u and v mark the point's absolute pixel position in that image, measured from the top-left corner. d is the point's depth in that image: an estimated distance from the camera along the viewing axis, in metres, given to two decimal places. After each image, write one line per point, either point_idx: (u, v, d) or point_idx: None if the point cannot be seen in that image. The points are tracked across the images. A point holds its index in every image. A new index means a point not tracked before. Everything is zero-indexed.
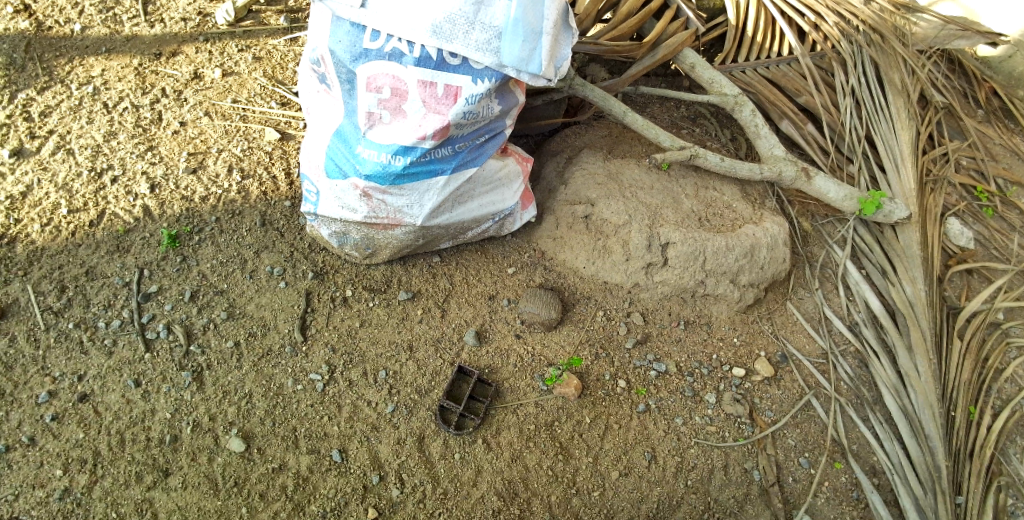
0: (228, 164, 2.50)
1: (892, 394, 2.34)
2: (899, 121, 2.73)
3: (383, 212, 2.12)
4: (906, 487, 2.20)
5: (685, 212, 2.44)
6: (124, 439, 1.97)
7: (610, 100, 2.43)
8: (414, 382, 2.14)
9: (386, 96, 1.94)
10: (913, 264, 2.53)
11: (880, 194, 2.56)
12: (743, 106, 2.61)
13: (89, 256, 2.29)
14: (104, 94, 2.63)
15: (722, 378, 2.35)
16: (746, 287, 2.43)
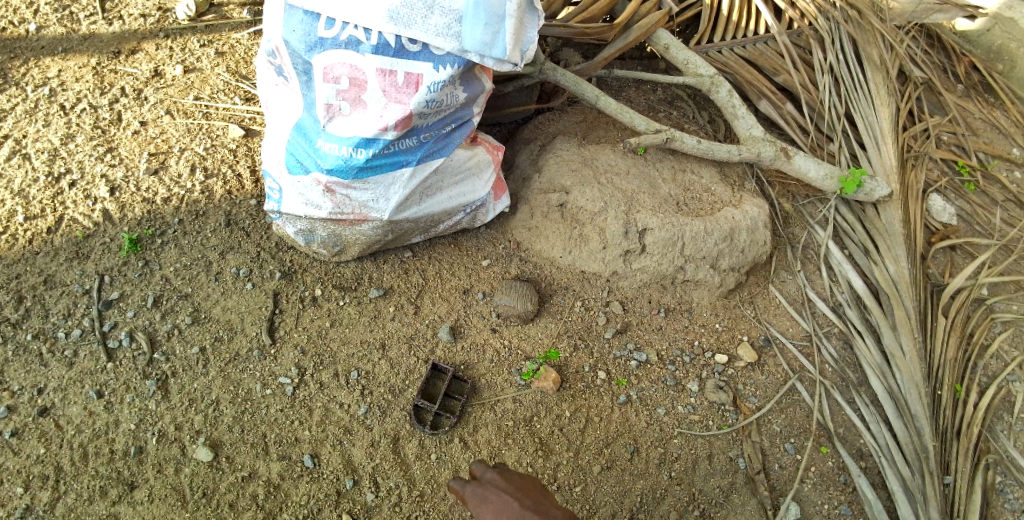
0: (191, 164, 2.41)
1: (877, 376, 2.30)
2: (878, 97, 2.68)
3: (348, 207, 2.05)
4: (894, 469, 2.16)
5: (662, 197, 2.38)
6: (86, 453, 1.89)
7: (582, 85, 2.37)
8: (388, 381, 2.08)
9: (344, 87, 1.87)
10: (896, 241, 2.48)
11: (860, 172, 2.50)
12: (720, 86, 2.55)
13: (47, 264, 2.19)
14: (61, 96, 2.53)
15: (705, 365, 2.30)
16: (727, 271, 2.38)
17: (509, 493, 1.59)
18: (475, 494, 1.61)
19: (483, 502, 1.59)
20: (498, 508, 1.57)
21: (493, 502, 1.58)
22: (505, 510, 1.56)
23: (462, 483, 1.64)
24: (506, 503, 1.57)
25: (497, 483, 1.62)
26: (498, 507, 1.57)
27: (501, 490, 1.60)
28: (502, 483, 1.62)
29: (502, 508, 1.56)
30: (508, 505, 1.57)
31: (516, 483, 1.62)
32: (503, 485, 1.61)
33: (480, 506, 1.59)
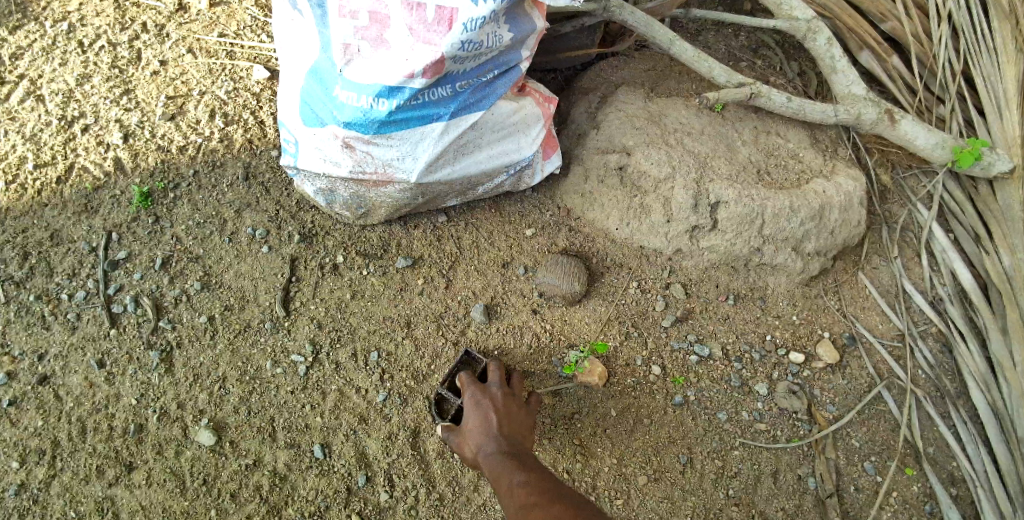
0: (211, 109, 2.14)
1: (980, 389, 1.97)
2: (1004, 54, 2.22)
3: (370, 165, 1.79)
4: (992, 503, 1.86)
5: (740, 163, 2.02)
6: (85, 428, 1.74)
7: (654, 26, 2.00)
8: (411, 365, 1.86)
9: (363, 23, 1.60)
10: (1016, 227, 2.07)
11: (981, 142, 2.09)
12: (817, 33, 2.11)
13: (55, 217, 2.00)
14: (79, 32, 2.22)
15: (777, 365, 1.99)
16: (811, 256, 2.04)
17: (504, 409, 1.66)
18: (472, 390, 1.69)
19: (474, 400, 1.67)
20: (483, 411, 1.64)
21: (482, 406, 1.65)
22: (486, 417, 1.63)
23: (469, 375, 1.73)
24: (491, 413, 1.64)
25: (500, 395, 1.69)
26: (483, 413, 1.64)
27: (498, 401, 1.67)
28: (503, 398, 1.69)
29: (485, 415, 1.63)
30: (495, 415, 1.64)
31: (515, 405, 1.69)
32: (502, 402, 1.68)
33: (471, 401, 1.67)
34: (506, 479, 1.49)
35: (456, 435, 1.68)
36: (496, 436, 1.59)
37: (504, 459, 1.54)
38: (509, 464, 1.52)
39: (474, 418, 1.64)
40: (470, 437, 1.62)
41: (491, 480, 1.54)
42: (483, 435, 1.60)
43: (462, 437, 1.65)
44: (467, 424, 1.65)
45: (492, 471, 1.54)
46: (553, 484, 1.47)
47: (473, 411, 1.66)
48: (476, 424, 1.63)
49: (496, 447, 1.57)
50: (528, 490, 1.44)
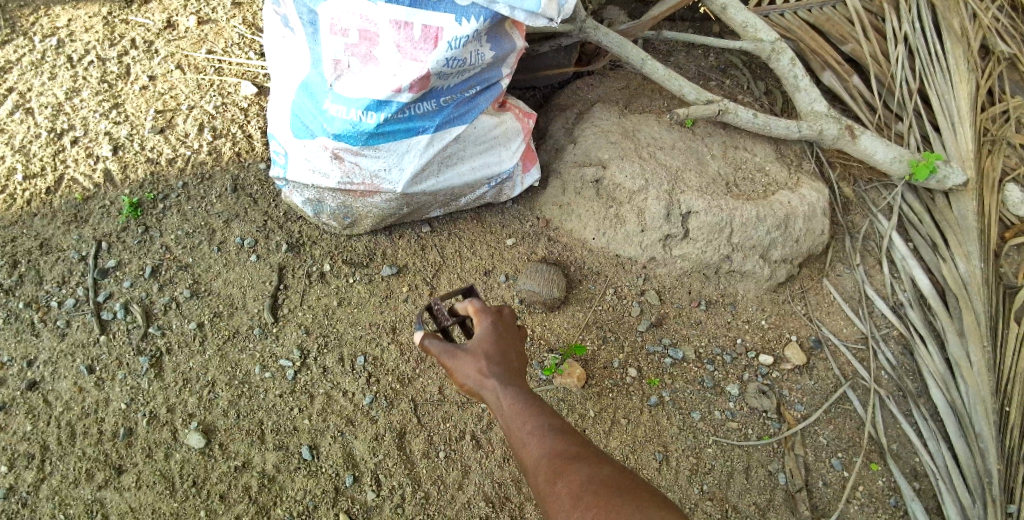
0: (199, 123, 2.20)
1: (939, 387, 2.08)
2: (957, 74, 2.38)
3: (358, 176, 1.86)
4: (953, 495, 1.95)
5: (710, 176, 2.14)
6: (75, 432, 1.76)
7: (627, 46, 2.11)
8: (397, 368, 1.91)
9: (353, 40, 1.67)
10: (969, 237, 2.23)
11: (935, 156, 2.23)
12: (782, 53, 2.26)
13: (44, 227, 2.03)
14: (68, 47, 2.28)
15: (747, 367, 2.09)
16: (778, 263, 2.15)
17: (515, 344, 1.56)
18: (491, 314, 1.56)
19: (491, 324, 1.54)
20: (501, 344, 1.52)
21: (501, 336, 1.53)
22: (504, 350, 1.51)
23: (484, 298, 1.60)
24: (505, 343, 1.53)
25: (515, 329, 1.58)
26: (501, 345, 1.52)
27: (513, 335, 1.57)
28: (517, 334, 1.58)
29: (502, 345, 1.52)
30: (510, 348, 1.53)
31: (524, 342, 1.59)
32: (514, 336, 1.58)
33: (489, 329, 1.53)
34: (531, 420, 1.40)
35: (456, 358, 1.50)
36: (513, 372, 1.49)
37: (526, 398, 1.43)
38: (533, 407, 1.42)
39: (490, 345, 1.51)
40: (480, 359, 1.49)
41: (505, 413, 1.43)
42: (500, 366, 1.48)
43: (467, 357, 1.49)
44: (477, 348, 1.50)
45: (509, 405, 1.43)
46: (583, 436, 1.40)
47: (489, 337, 1.52)
48: (491, 351, 1.50)
49: (514, 382, 1.46)
50: (562, 441, 1.36)
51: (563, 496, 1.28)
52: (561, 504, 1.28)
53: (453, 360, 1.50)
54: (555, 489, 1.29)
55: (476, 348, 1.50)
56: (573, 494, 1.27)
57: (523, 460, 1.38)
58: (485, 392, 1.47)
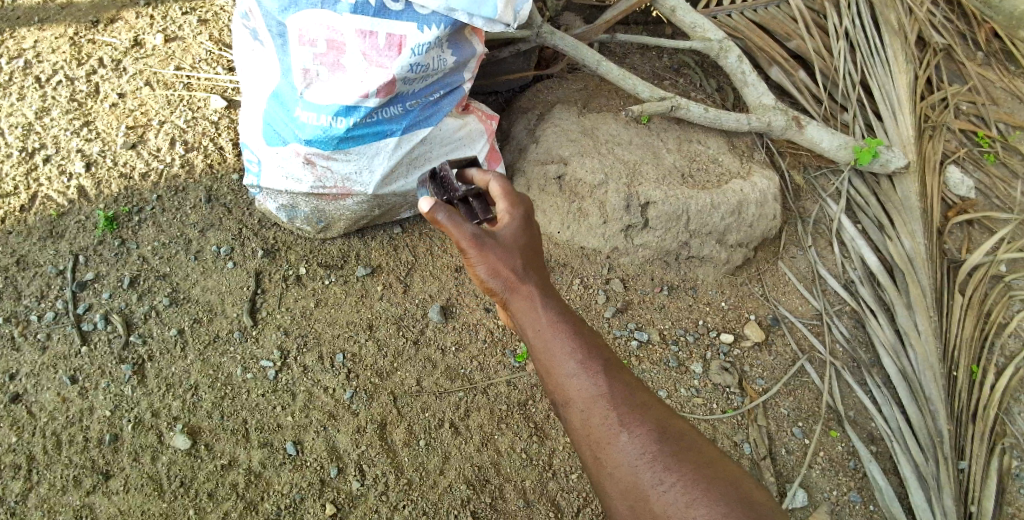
0: (171, 137, 2.26)
1: (890, 356, 2.21)
2: (895, 65, 2.55)
3: (330, 180, 1.94)
4: (906, 455, 2.07)
5: (666, 168, 2.26)
6: (60, 441, 1.80)
7: (582, 49, 2.25)
8: (375, 364, 1.99)
9: (321, 50, 1.75)
10: (913, 215, 2.37)
11: (877, 142, 2.38)
12: (729, 52, 2.41)
13: (20, 243, 2.06)
14: (36, 68, 2.32)
15: (710, 346, 2.21)
16: (734, 247, 2.28)
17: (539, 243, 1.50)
18: (523, 208, 1.47)
19: (522, 223, 1.45)
20: (529, 244, 1.46)
21: (529, 234, 1.47)
22: (530, 248, 1.47)
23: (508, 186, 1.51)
24: (532, 244, 1.47)
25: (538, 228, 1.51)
26: (529, 244, 1.46)
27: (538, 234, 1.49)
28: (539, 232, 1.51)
29: (532, 246, 1.46)
30: (537, 246, 1.48)
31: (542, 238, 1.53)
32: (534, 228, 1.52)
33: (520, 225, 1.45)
34: (582, 352, 1.41)
35: (486, 253, 1.40)
36: (544, 278, 1.46)
37: (575, 325, 1.43)
38: (584, 336, 1.42)
39: (523, 244, 1.44)
40: (512, 258, 1.42)
41: (547, 329, 1.41)
42: (535, 274, 1.44)
43: (497, 254, 1.41)
44: (507, 242, 1.43)
45: (554, 325, 1.42)
46: (628, 370, 1.45)
47: (521, 233, 1.45)
48: (524, 255, 1.44)
49: (554, 299, 1.45)
50: (615, 379, 1.40)
51: (631, 445, 1.34)
52: (628, 453, 1.34)
53: (480, 256, 1.41)
54: (622, 437, 1.35)
55: (508, 246, 1.43)
56: (644, 446, 1.34)
57: (572, 389, 1.39)
58: (515, 296, 1.43)
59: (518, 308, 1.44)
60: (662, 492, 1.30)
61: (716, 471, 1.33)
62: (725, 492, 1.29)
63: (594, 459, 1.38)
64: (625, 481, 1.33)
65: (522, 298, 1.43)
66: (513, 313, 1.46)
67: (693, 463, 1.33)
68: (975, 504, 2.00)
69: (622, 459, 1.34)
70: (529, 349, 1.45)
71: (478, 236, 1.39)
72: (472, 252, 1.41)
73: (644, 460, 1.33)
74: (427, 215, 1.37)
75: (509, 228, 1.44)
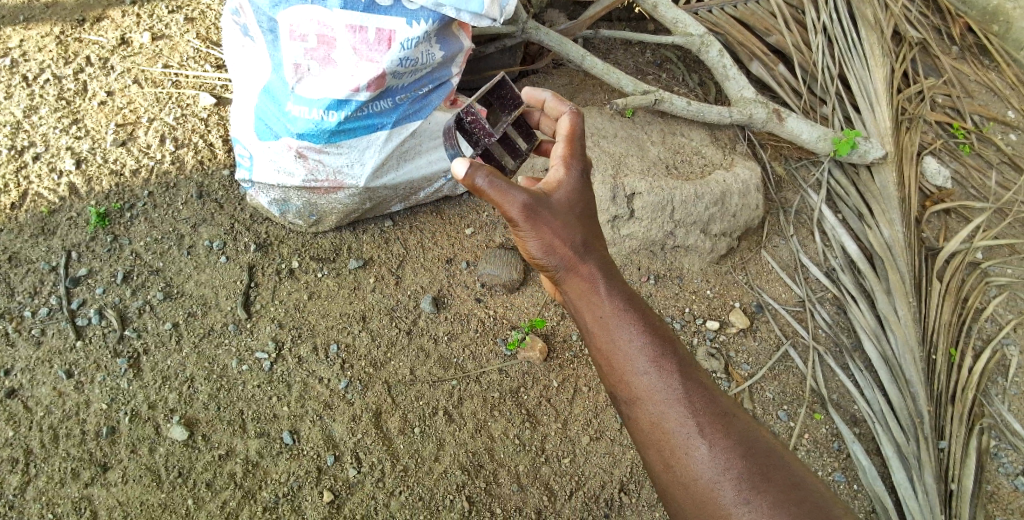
0: (160, 134, 2.27)
1: (871, 340, 2.27)
2: (872, 58, 2.62)
3: (322, 173, 1.97)
4: (888, 435, 2.13)
5: (651, 160, 2.33)
6: (57, 435, 1.81)
7: (567, 44, 2.29)
8: (369, 354, 2.02)
9: (312, 45, 1.78)
10: (891, 204, 2.44)
11: (855, 133, 2.46)
12: (710, 46, 2.47)
13: (11, 240, 2.07)
14: (23, 66, 2.32)
15: (696, 332, 2.28)
16: (718, 237, 2.34)
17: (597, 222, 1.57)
18: (577, 172, 1.53)
19: (578, 194, 1.52)
20: (587, 228, 1.53)
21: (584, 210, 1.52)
22: (583, 228, 1.52)
23: (572, 133, 1.58)
24: (591, 224, 1.54)
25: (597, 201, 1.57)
26: (587, 227, 1.52)
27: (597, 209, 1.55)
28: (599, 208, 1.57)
29: (592, 231, 1.53)
30: (595, 228, 1.54)
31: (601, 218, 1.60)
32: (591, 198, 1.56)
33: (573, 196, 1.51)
34: (654, 354, 1.50)
35: (539, 230, 1.47)
36: (609, 270, 1.55)
37: (644, 324, 1.52)
38: (656, 335, 1.51)
39: (580, 229, 1.50)
40: (562, 230, 1.49)
41: (611, 317, 1.51)
42: (599, 263, 1.53)
43: (550, 228, 1.47)
44: (560, 215, 1.49)
45: (622, 323, 1.51)
46: (699, 372, 1.54)
47: (575, 213, 1.51)
48: (584, 232, 1.51)
49: (621, 296, 1.54)
50: (688, 383, 1.49)
51: (710, 457, 1.41)
52: (705, 464, 1.41)
53: (533, 234, 1.47)
54: (700, 448, 1.42)
55: (562, 225, 1.49)
56: (723, 458, 1.41)
57: (644, 388, 1.49)
58: (574, 275, 1.52)
59: (583, 298, 1.53)
60: (742, 507, 1.36)
61: (796, 488, 1.38)
62: (806, 512, 1.34)
63: (667, 465, 1.45)
64: (702, 493, 1.40)
65: (585, 288, 1.53)
66: (574, 295, 1.54)
67: (771, 479, 1.39)
68: (955, 481, 2.06)
69: (698, 470, 1.41)
70: (594, 345, 1.55)
71: (529, 209, 1.44)
72: (525, 230, 1.47)
73: (724, 473, 1.39)
74: (461, 180, 1.42)
75: (565, 194, 1.50)
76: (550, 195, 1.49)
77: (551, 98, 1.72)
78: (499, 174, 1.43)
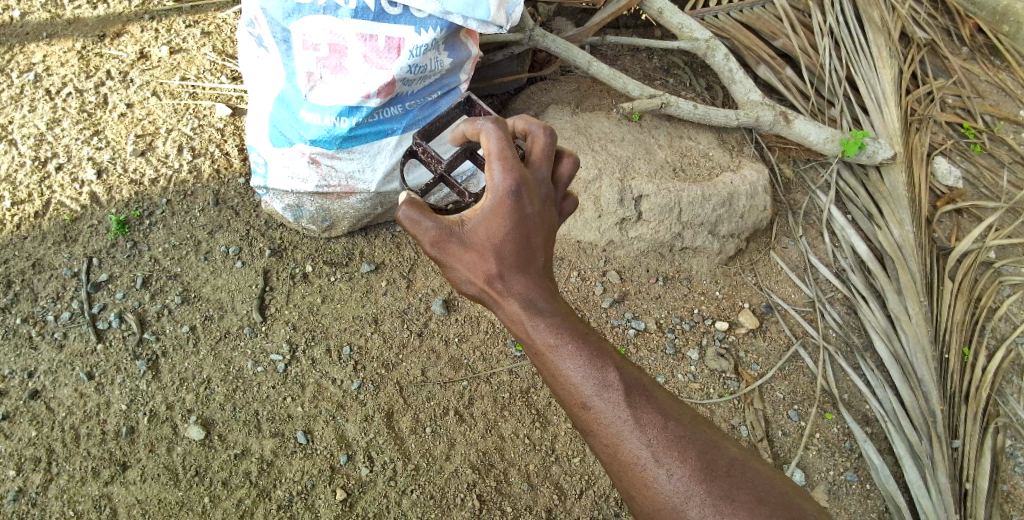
0: (178, 144, 2.33)
1: (882, 339, 2.27)
2: (880, 60, 2.63)
3: (334, 179, 2.02)
4: (901, 435, 2.12)
5: (658, 163, 2.35)
6: (78, 435, 1.86)
7: (573, 51, 2.32)
8: (381, 355, 2.05)
9: (324, 53, 1.82)
10: (900, 204, 2.44)
11: (862, 134, 2.46)
12: (715, 50, 2.49)
13: (35, 248, 2.13)
14: (46, 81, 2.39)
15: (706, 332, 2.29)
16: (726, 238, 2.36)
17: (546, 222, 1.34)
18: (511, 173, 1.26)
19: (510, 202, 1.27)
20: (518, 245, 1.30)
21: (518, 227, 1.29)
22: (518, 246, 1.30)
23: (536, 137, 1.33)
24: (530, 235, 1.31)
25: (542, 200, 1.33)
26: (515, 247, 1.30)
27: (541, 210, 1.32)
28: (549, 207, 1.34)
29: (526, 242, 1.31)
30: (533, 237, 1.32)
31: (556, 219, 1.38)
32: (534, 210, 1.30)
33: (502, 218, 1.28)
34: (600, 381, 1.28)
35: (456, 256, 1.31)
36: (541, 288, 1.33)
37: (586, 346, 1.31)
38: (600, 357, 1.30)
39: (509, 243, 1.28)
40: (485, 257, 1.29)
41: (547, 349, 1.30)
42: (531, 280, 1.32)
43: (469, 258, 1.30)
44: (482, 236, 1.29)
45: (561, 349, 1.30)
46: (656, 390, 1.32)
47: (510, 224, 1.28)
48: (513, 253, 1.30)
49: (557, 315, 1.32)
50: (642, 406, 1.28)
51: (671, 487, 1.23)
52: (665, 495, 1.23)
53: (451, 261, 1.31)
54: (658, 478, 1.24)
55: (479, 245, 1.30)
56: (683, 485, 1.22)
57: (592, 419, 1.29)
58: (505, 305, 1.32)
59: (518, 329, 1.33)
60: None
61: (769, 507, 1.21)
62: None
63: (629, 497, 1.28)
64: None
65: (512, 314, 1.32)
66: (510, 326, 1.34)
67: (741, 502, 1.20)
68: (970, 481, 2.05)
69: (660, 501, 1.24)
70: (541, 375, 1.34)
71: (442, 242, 1.30)
72: (441, 260, 1.32)
73: (686, 503, 1.21)
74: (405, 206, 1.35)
75: (492, 203, 1.28)
76: (471, 216, 1.30)
77: (468, 123, 1.32)
78: (421, 204, 1.32)
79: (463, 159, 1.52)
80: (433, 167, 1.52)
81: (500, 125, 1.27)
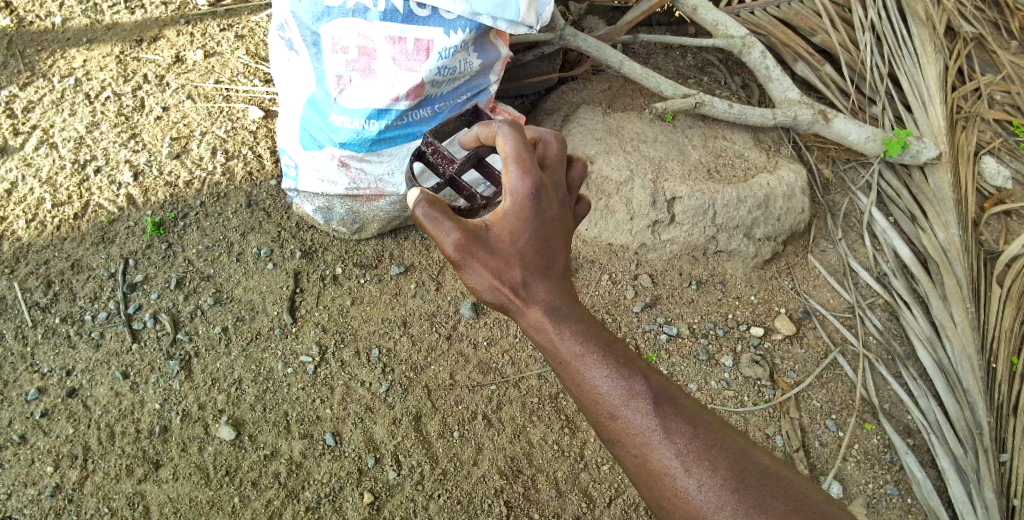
0: (212, 146, 2.36)
1: (925, 347, 2.19)
2: (924, 56, 2.53)
3: (364, 182, 2.02)
4: (944, 447, 2.04)
5: (692, 164, 2.30)
6: (113, 433, 1.89)
7: (605, 50, 2.29)
8: (410, 358, 2.05)
9: (353, 56, 1.81)
10: (946, 206, 2.35)
11: (906, 133, 2.38)
12: (751, 47, 2.42)
13: (74, 249, 2.18)
14: (86, 85, 2.44)
15: (740, 338, 2.23)
16: (762, 241, 2.31)
17: (566, 226, 1.30)
18: (529, 176, 1.21)
19: (531, 205, 1.23)
20: (542, 250, 1.27)
21: (542, 232, 1.25)
22: (543, 250, 1.27)
23: (543, 141, 1.31)
24: (552, 240, 1.27)
25: (561, 204, 1.29)
26: (538, 253, 1.26)
27: (560, 214, 1.28)
28: (568, 211, 1.31)
29: (549, 246, 1.27)
30: (554, 241, 1.28)
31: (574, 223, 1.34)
32: (555, 215, 1.27)
33: (525, 223, 1.24)
34: (626, 388, 1.25)
35: (479, 262, 1.24)
36: (563, 293, 1.30)
37: (611, 354, 1.28)
38: (626, 365, 1.27)
39: (533, 248, 1.25)
40: (509, 264, 1.25)
41: (573, 357, 1.27)
42: (554, 286, 1.29)
43: (492, 266, 1.24)
44: (505, 243, 1.24)
45: (586, 358, 1.27)
46: (682, 397, 1.28)
47: (533, 229, 1.24)
48: (536, 259, 1.26)
49: (580, 321, 1.29)
50: (669, 414, 1.24)
51: (703, 497, 1.19)
52: (697, 504, 1.19)
53: (474, 267, 1.25)
54: (688, 488, 1.20)
55: (504, 252, 1.25)
56: (714, 495, 1.18)
57: (620, 428, 1.26)
58: (529, 313, 1.28)
59: (543, 337, 1.29)
60: None
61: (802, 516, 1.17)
62: None
63: (658, 507, 1.24)
64: None
65: (535, 321, 1.28)
66: (534, 334, 1.31)
67: (774, 512, 1.16)
68: (1018, 497, 1.93)
69: (692, 512, 1.19)
70: (565, 385, 1.31)
71: (465, 248, 1.22)
72: (462, 265, 1.24)
73: (717, 512, 1.18)
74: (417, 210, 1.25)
75: (513, 207, 1.24)
76: (495, 219, 1.25)
77: (480, 127, 1.29)
78: (440, 202, 1.22)
79: (473, 166, 1.49)
80: (444, 167, 1.48)
81: (515, 128, 1.23)
